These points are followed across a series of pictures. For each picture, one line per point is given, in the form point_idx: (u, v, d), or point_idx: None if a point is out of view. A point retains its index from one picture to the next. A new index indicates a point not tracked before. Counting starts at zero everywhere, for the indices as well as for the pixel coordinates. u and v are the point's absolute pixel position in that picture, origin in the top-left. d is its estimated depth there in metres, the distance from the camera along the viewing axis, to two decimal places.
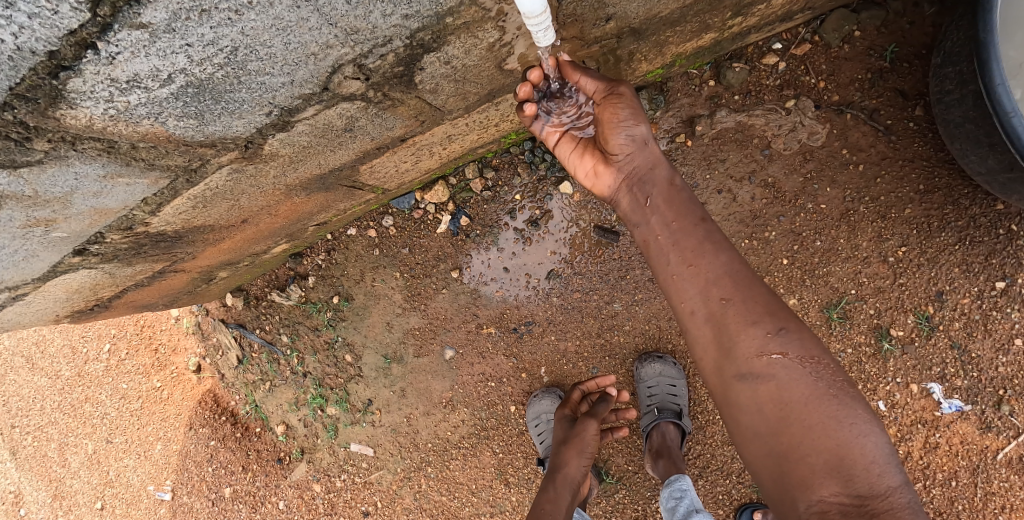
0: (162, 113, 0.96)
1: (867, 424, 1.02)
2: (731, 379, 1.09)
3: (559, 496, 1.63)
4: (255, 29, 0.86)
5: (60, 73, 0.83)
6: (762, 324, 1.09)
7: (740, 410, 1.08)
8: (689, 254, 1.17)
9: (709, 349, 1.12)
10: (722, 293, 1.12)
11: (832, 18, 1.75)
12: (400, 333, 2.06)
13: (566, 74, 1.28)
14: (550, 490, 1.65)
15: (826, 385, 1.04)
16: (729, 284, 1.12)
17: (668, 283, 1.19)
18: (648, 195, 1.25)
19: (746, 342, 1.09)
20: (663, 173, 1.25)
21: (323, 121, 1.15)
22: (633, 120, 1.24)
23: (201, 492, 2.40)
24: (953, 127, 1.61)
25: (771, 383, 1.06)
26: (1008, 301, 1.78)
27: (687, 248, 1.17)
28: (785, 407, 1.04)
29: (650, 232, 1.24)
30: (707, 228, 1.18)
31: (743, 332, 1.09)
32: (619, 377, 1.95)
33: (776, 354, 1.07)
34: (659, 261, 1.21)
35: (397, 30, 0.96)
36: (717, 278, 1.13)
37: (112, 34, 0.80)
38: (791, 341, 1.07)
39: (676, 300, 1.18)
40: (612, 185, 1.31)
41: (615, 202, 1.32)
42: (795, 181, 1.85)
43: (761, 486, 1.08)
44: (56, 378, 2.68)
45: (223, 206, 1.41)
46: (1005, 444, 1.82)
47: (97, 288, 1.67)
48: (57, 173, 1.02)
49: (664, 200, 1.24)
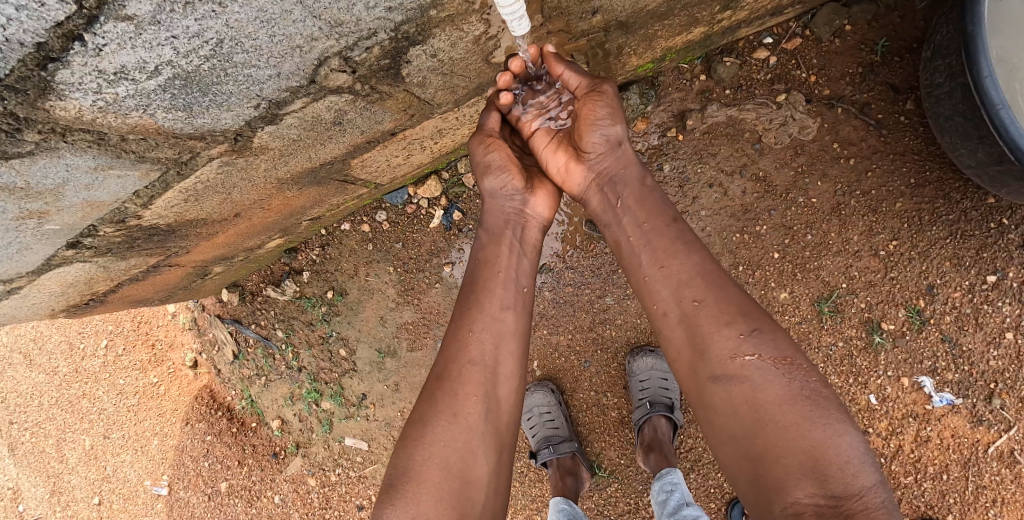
0: (151, 105, 0.97)
1: (841, 424, 1.01)
2: (706, 381, 1.10)
3: (495, 248, 1.33)
4: (240, 21, 0.87)
5: (48, 64, 0.84)
6: (735, 325, 1.10)
7: (716, 412, 1.08)
8: (661, 255, 1.20)
9: (682, 350, 1.14)
10: (694, 295, 1.15)
11: (822, 12, 1.76)
12: (394, 327, 2.07)
13: (550, 65, 1.29)
14: (483, 243, 1.34)
15: (800, 386, 1.04)
16: (702, 285, 1.15)
17: (641, 285, 1.23)
18: (619, 196, 1.30)
19: (720, 343, 1.09)
20: (636, 174, 1.30)
21: (312, 114, 1.16)
22: (609, 120, 1.26)
23: (197, 487, 2.42)
24: (942, 120, 1.62)
25: (742, 382, 1.06)
26: (998, 295, 1.79)
27: (660, 249, 1.21)
28: (758, 408, 1.04)
29: (622, 232, 1.28)
30: (678, 230, 1.22)
31: (716, 332, 1.10)
32: (611, 371, 1.96)
33: (750, 355, 1.07)
34: (633, 263, 1.25)
35: (381, 23, 0.97)
36: (690, 279, 1.16)
37: (98, 26, 0.81)
38: (765, 342, 1.08)
39: (650, 302, 1.21)
40: (582, 183, 1.35)
41: (586, 201, 1.37)
42: (786, 175, 1.86)
43: (739, 490, 1.06)
44: (53, 374, 2.70)
45: (215, 200, 1.42)
46: (996, 437, 1.83)
47: (92, 282, 1.68)
48: (48, 165, 1.03)
49: (636, 200, 1.28)
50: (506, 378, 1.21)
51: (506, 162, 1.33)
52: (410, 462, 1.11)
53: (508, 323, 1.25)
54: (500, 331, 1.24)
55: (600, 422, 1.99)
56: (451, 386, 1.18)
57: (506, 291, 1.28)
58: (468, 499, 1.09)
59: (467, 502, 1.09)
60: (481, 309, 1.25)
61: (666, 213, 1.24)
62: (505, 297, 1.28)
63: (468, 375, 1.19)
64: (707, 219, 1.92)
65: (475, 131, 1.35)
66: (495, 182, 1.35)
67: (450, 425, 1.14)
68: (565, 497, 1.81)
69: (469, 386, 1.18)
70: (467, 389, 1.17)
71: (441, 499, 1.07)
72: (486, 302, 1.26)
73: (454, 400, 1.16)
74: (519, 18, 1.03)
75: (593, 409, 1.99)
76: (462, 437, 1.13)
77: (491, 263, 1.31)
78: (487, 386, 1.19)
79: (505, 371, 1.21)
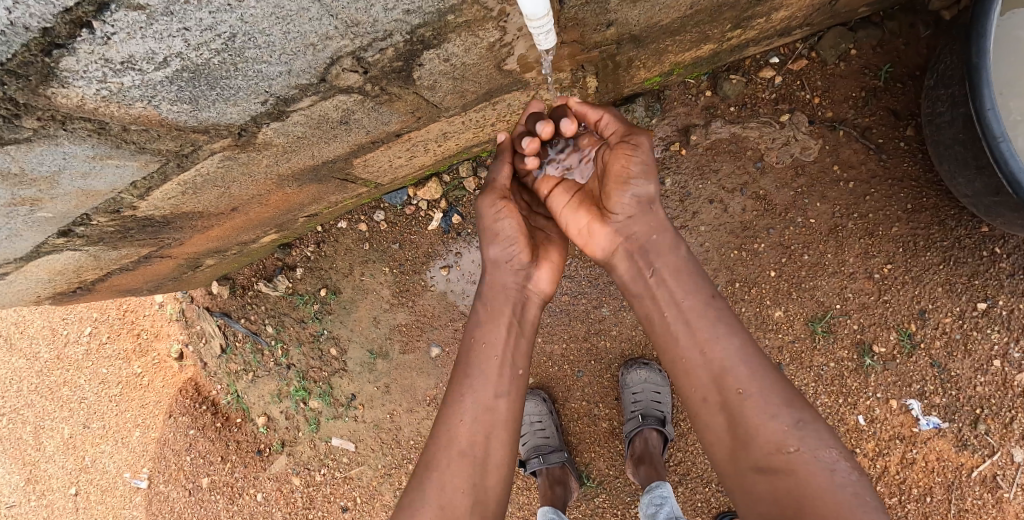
0: (156, 96, 0.95)
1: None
2: (747, 471, 1.09)
3: (493, 328, 1.32)
4: (254, 16, 0.85)
5: (53, 50, 0.81)
6: (776, 417, 1.09)
7: (758, 502, 1.07)
8: (701, 337, 1.18)
9: (719, 430, 1.13)
10: (734, 381, 1.13)
11: (829, 35, 1.77)
12: (387, 329, 2.05)
13: (584, 111, 1.33)
14: (481, 321, 1.33)
15: (843, 480, 1.03)
16: (742, 372, 1.13)
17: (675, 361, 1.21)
18: (655, 269, 1.28)
19: (762, 434, 1.08)
20: (671, 244, 1.28)
21: (319, 112, 1.14)
22: (643, 177, 1.26)
23: (177, 481, 2.38)
24: (942, 148, 1.63)
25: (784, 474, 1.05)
26: (988, 322, 1.80)
27: (699, 330, 1.19)
28: (802, 502, 1.02)
29: (658, 308, 1.26)
30: (717, 309, 1.20)
31: (762, 423, 1.09)
32: (603, 382, 1.95)
33: (793, 447, 1.06)
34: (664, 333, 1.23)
35: (397, 25, 0.95)
36: (729, 366, 1.14)
37: (108, 13, 0.79)
38: (809, 433, 1.07)
39: (686, 385, 1.19)
40: (613, 249, 1.34)
41: (617, 268, 1.34)
42: (786, 195, 1.86)
43: None
44: (34, 360, 2.65)
45: (213, 193, 1.39)
46: (980, 462, 1.84)
47: (81, 271, 1.65)
48: (45, 152, 1.00)
49: (673, 275, 1.26)
50: (497, 468, 1.21)
51: (517, 231, 1.35)
52: None
53: (501, 412, 1.24)
54: (492, 421, 1.23)
55: (590, 432, 1.98)
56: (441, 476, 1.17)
57: (502, 376, 1.27)
58: None
59: None
60: (474, 397, 1.24)
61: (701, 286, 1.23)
62: (499, 384, 1.27)
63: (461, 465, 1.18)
64: (706, 235, 1.92)
65: (486, 187, 1.37)
66: (500, 252, 1.36)
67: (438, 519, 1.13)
68: (553, 507, 1.79)
69: (460, 477, 1.17)
70: (456, 479, 1.17)
71: None
72: (481, 388, 1.25)
73: (443, 491, 1.16)
74: (547, 34, 1.02)
75: (584, 419, 1.98)
76: None
77: (488, 344, 1.30)
78: (477, 477, 1.18)
79: (496, 461, 1.21)
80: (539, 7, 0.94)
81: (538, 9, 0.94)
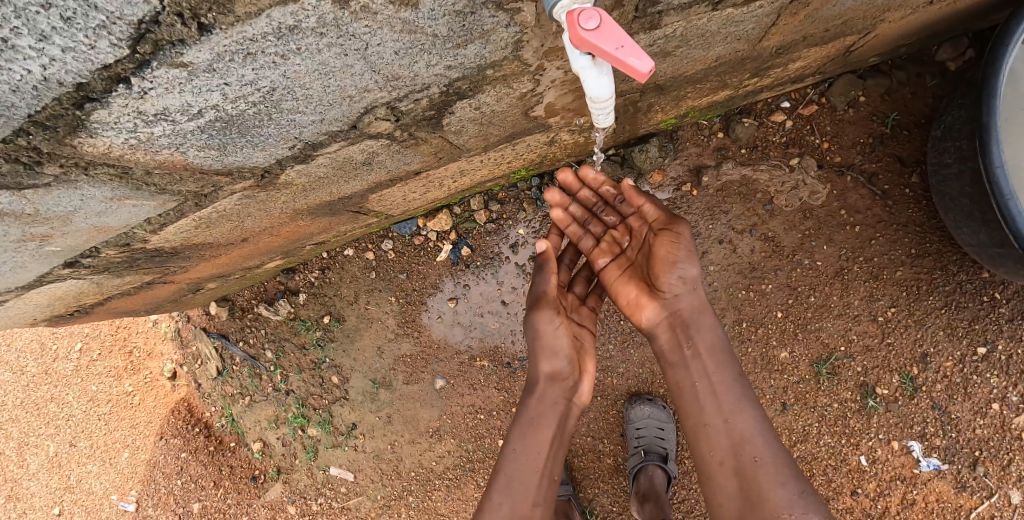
0: (185, 143, 0.91)
1: (805, 501, 1.17)
2: None
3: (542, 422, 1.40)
4: (298, 72, 0.83)
5: (86, 104, 0.77)
6: (788, 485, 1.18)
7: None
8: (725, 407, 1.28)
9: (723, 463, 1.24)
10: (753, 453, 1.22)
11: (839, 82, 1.78)
12: (390, 359, 2.02)
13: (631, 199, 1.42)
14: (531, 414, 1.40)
15: None
16: (759, 443, 1.23)
17: (505, 500, 1.33)
18: (689, 342, 1.35)
19: (772, 499, 1.17)
20: (707, 320, 1.35)
21: (344, 156, 1.11)
22: (686, 262, 1.33)
23: (167, 505, 2.32)
24: (948, 199, 1.64)
25: (743, 437, 1.24)
26: (987, 367, 1.77)
27: (724, 399, 1.29)
28: None
29: (686, 378, 1.35)
30: (733, 375, 1.30)
31: (771, 489, 1.18)
32: (608, 419, 1.94)
33: (799, 512, 1.15)
34: (543, 281, 1.45)
35: (437, 79, 0.93)
36: (750, 437, 1.24)
37: (148, 70, 0.75)
38: (812, 503, 1.17)
39: (704, 447, 1.28)
40: (653, 321, 1.41)
41: (654, 338, 1.42)
42: (794, 237, 1.84)
43: None
44: (21, 373, 2.58)
45: (225, 227, 1.36)
46: (979, 504, 1.78)
47: (81, 296, 1.60)
48: (62, 195, 0.96)
49: (704, 349, 1.34)
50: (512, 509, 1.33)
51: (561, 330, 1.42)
52: None
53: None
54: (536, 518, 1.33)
55: (594, 468, 1.96)
56: None
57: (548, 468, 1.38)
58: None
59: None
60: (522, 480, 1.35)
61: (652, 203, 1.40)
62: (541, 489, 1.36)
63: None
64: (715, 274, 1.88)
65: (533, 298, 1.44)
66: (552, 368, 1.42)
67: None
68: None
69: None
70: None
71: None
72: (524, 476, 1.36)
73: None
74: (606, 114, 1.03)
75: (588, 455, 1.96)
76: None
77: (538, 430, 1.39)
78: None
79: None
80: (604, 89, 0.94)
81: (602, 92, 0.95)
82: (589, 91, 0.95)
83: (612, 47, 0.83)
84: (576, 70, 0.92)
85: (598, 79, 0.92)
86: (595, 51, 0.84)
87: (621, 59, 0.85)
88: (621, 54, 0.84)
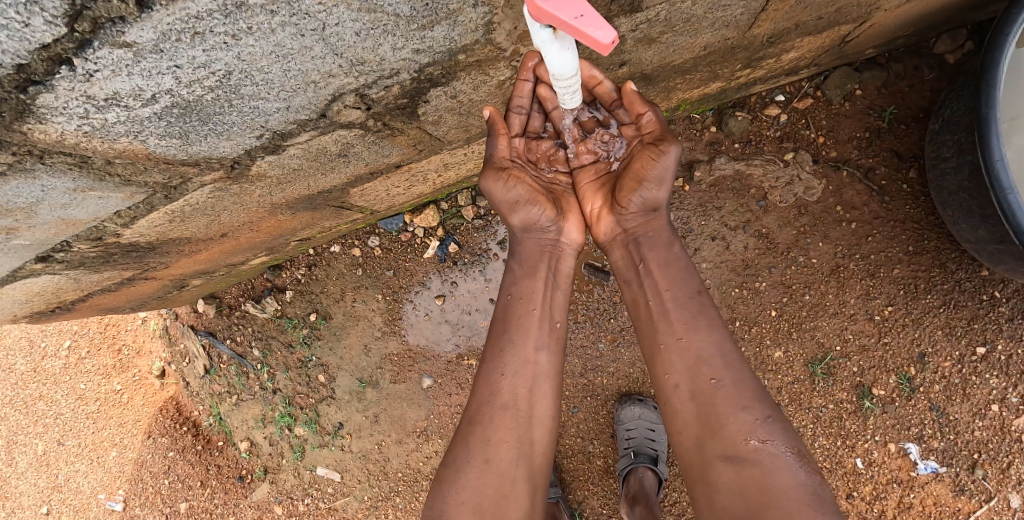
0: (143, 131, 0.88)
1: (772, 431, 1.05)
2: (713, 459, 1.04)
3: (530, 283, 1.27)
4: (253, 54, 0.80)
5: (29, 87, 0.74)
6: (752, 410, 1.06)
7: (719, 490, 1.02)
8: (681, 326, 1.16)
9: (679, 386, 1.12)
10: (711, 373, 1.10)
11: (834, 75, 1.75)
12: (378, 358, 1.99)
13: (630, 103, 1.21)
14: (517, 277, 1.28)
15: (807, 476, 1.00)
16: (719, 364, 1.11)
17: (506, 346, 1.20)
18: (643, 259, 1.25)
19: (735, 426, 1.05)
20: (665, 240, 1.25)
21: (317, 146, 1.08)
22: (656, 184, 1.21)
23: (154, 505, 2.29)
24: (946, 194, 1.59)
25: (700, 353, 1.12)
26: (987, 367, 1.72)
27: (680, 320, 1.16)
28: (767, 492, 0.97)
29: (641, 294, 1.23)
30: (702, 302, 1.18)
31: (732, 414, 1.06)
32: (597, 419, 1.91)
33: (763, 440, 1.03)
34: (493, 143, 1.21)
35: (405, 64, 0.91)
36: (708, 357, 1.12)
37: (90, 51, 0.72)
38: (777, 431, 1.05)
39: (660, 372, 1.16)
40: (608, 234, 1.31)
41: (607, 251, 1.32)
42: (789, 234, 1.80)
43: (770, 458, 1.01)
44: (10, 372, 2.55)
45: (202, 221, 1.33)
46: (977, 508, 1.74)
47: (60, 293, 1.57)
48: (21, 185, 0.93)
49: (659, 265, 1.23)
50: (513, 375, 1.17)
51: (532, 195, 1.26)
52: (478, 451, 1.11)
53: (543, 364, 1.20)
54: (535, 372, 1.18)
55: (585, 469, 1.92)
56: (484, 430, 1.13)
57: (541, 329, 1.23)
58: (532, 432, 1.14)
59: (511, 478, 1.09)
60: (513, 349, 1.20)
61: (654, 111, 1.20)
62: (539, 337, 1.22)
63: (501, 419, 1.14)
64: (708, 272, 1.84)
65: (486, 164, 1.23)
66: (525, 217, 1.27)
67: (502, 410, 1.14)
68: None
69: (501, 412, 1.14)
70: (500, 433, 1.13)
71: (514, 433, 1.13)
72: (519, 341, 1.21)
73: (487, 445, 1.11)
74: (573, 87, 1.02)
75: (578, 456, 1.93)
76: (512, 413, 1.15)
77: (525, 299, 1.25)
78: (521, 431, 1.14)
79: (540, 413, 1.16)
80: (568, 63, 0.93)
81: (566, 65, 0.94)
82: (553, 65, 0.93)
83: (570, 16, 0.81)
84: (537, 44, 0.89)
85: (560, 52, 0.90)
86: (553, 22, 0.82)
87: (581, 29, 0.82)
88: (581, 24, 0.82)
